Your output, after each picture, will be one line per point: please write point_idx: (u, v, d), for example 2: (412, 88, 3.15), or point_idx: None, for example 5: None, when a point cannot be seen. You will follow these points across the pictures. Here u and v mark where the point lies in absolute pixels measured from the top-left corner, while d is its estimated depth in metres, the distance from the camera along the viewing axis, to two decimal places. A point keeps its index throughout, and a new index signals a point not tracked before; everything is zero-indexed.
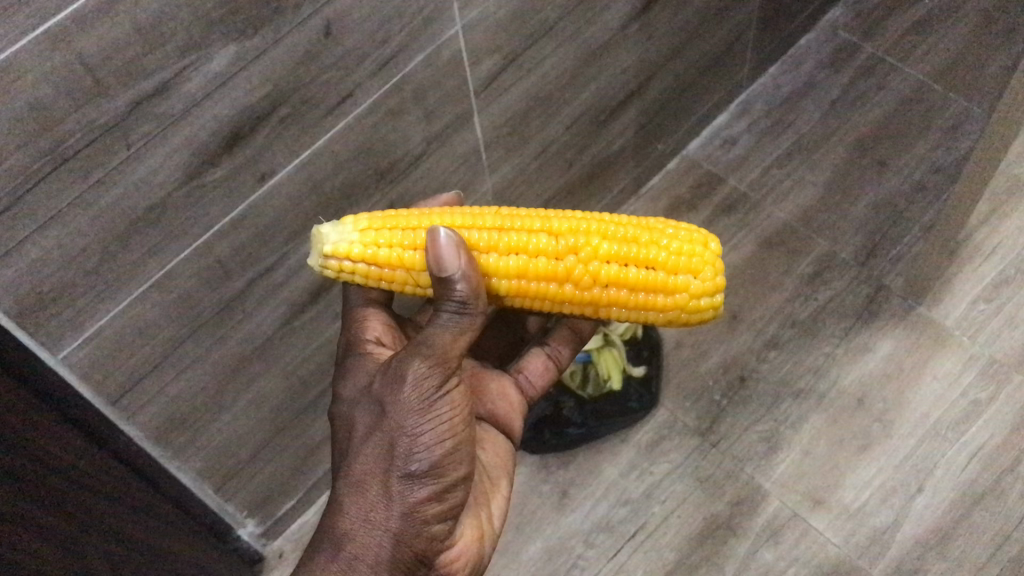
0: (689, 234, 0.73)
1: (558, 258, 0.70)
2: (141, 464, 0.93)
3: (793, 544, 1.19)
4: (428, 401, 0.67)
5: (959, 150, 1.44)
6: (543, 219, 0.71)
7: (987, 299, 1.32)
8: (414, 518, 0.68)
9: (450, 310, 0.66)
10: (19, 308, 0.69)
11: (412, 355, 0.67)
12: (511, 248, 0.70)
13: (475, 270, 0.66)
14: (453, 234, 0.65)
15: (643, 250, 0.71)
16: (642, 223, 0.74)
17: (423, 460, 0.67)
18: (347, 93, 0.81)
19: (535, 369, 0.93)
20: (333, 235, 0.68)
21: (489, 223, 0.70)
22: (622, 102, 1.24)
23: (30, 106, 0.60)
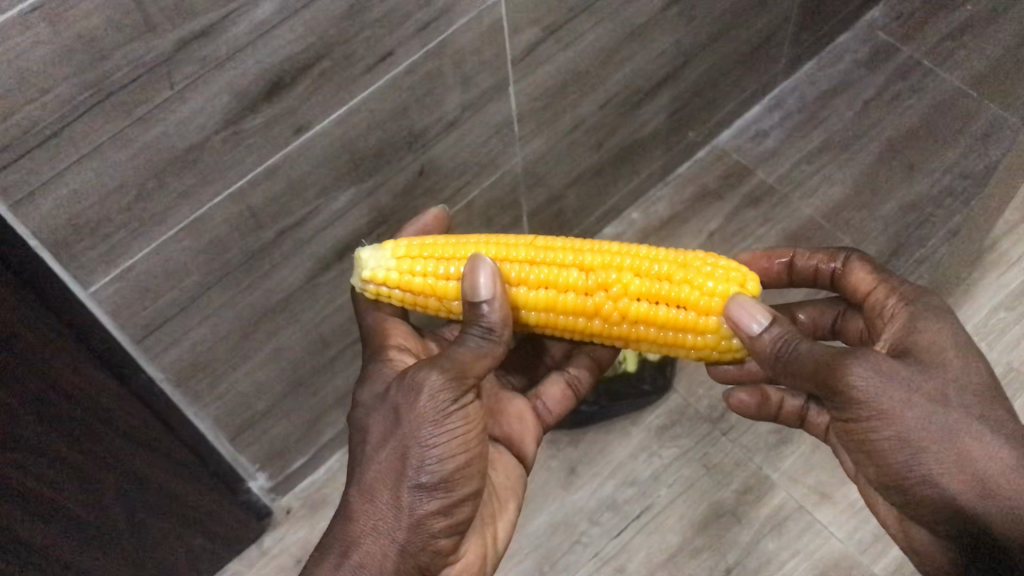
0: (729, 272, 0.74)
1: (587, 293, 0.76)
2: (158, 405, 0.94)
3: (796, 535, 1.19)
4: (443, 414, 0.70)
5: (990, 157, 1.43)
6: (577, 254, 0.76)
7: (1010, 307, 1.34)
8: (420, 530, 0.70)
9: (476, 334, 0.73)
10: (55, 238, 0.71)
11: (430, 369, 0.71)
12: (541, 281, 0.76)
13: (504, 300, 0.73)
14: (492, 268, 0.73)
15: (673, 291, 0.74)
16: (681, 257, 0.76)
17: (435, 473, 0.69)
18: (387, 52, 0.82)
19: (552, 399, 0.94)
20: (371, 263, 0.78)
21: (522, 257, 0.76)
22: (657, 86, 1.24)
23: (79, 36, 0.61)
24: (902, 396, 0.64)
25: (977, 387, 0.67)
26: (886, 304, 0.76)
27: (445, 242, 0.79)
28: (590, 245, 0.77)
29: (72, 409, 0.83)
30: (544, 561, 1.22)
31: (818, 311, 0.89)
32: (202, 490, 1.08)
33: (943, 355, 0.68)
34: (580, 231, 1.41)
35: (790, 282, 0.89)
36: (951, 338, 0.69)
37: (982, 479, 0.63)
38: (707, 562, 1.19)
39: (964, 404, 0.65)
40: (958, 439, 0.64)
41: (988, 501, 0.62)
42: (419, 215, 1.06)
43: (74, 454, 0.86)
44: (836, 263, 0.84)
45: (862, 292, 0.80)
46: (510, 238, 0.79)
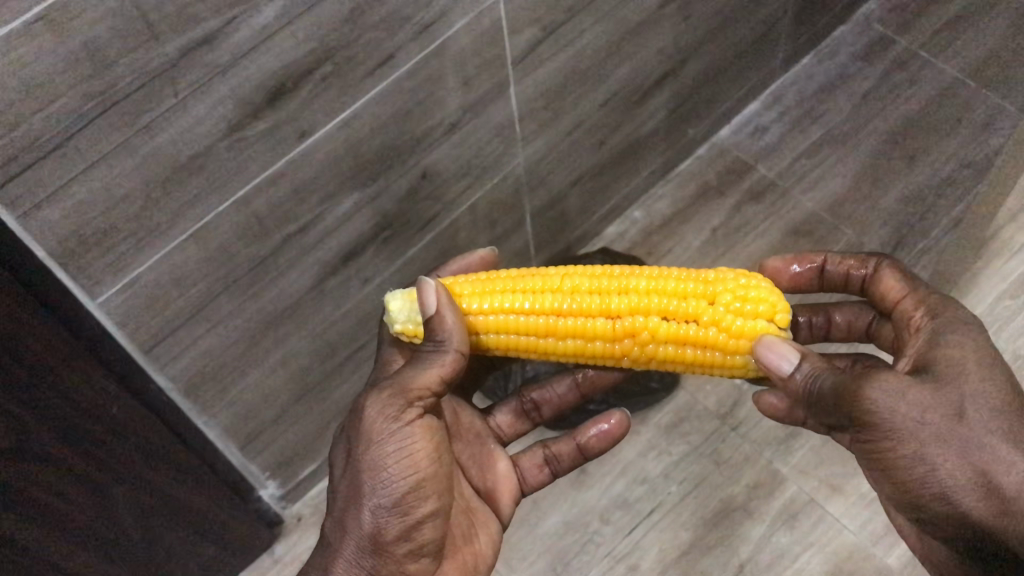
0: (757, 306, 0.73)
1: (615, 339, 0.77)
2: (169, 414, 0.94)
3: (808, 529, 1.19)
4: (385, 433, 0.72)
5: (990, 146, 1.43)
6: (602, 297, 0.76)
7: (1014, 296, 1.34)
8: (381, 554, 0.72)
9: (429, 348, 0.74)
10: (62, 250, 0.71)
11: (377, 394, 0.74)
12: (571, 330, 0.77)
13: (456, 321, 0.74)
14: (438, 287, 0.74)
15: (699, 333, 0.75)
16: (708, 288, 0.75)
17: (384, 495, 0.71)
18: (389, 55, 0.82)
19: (528, 468, 0.95)
20: (400, 316, 0.78)
21: (548, 308, 0.76)
22: (656, 83, 1.25)
23: (83, 46, 0.61)
24: (914, 413, 0.63)
25: (995, 399, 0.64)
26: (914, 315, 0.75)
27: (470, 287, 0.79)
28: (615, 283, 0.76)
29: (83, 419, 0.83)
30: (557, 561, 1.21)
31: (854, 312, 0.87)
32: (213, 499, 1.08)
33: (963, 366, 0.66)
34: (583, 231, 1.41)
35: (821, 286, 0.86)
36: (972, 348, 0.67)
37: (997, 494, 0.61)
38: (721, 558, 1.19)
39: (982, 417, 0.63)
40: (971, 454, 0.62)
41: (1004, 516, 0.61)
42: (424, 218, 1.06)
43: (86, 465, 0.86)
44: (867, 268, 0.82)
45: (891, 301, 0.78)
46: (533, 280, 0.77)
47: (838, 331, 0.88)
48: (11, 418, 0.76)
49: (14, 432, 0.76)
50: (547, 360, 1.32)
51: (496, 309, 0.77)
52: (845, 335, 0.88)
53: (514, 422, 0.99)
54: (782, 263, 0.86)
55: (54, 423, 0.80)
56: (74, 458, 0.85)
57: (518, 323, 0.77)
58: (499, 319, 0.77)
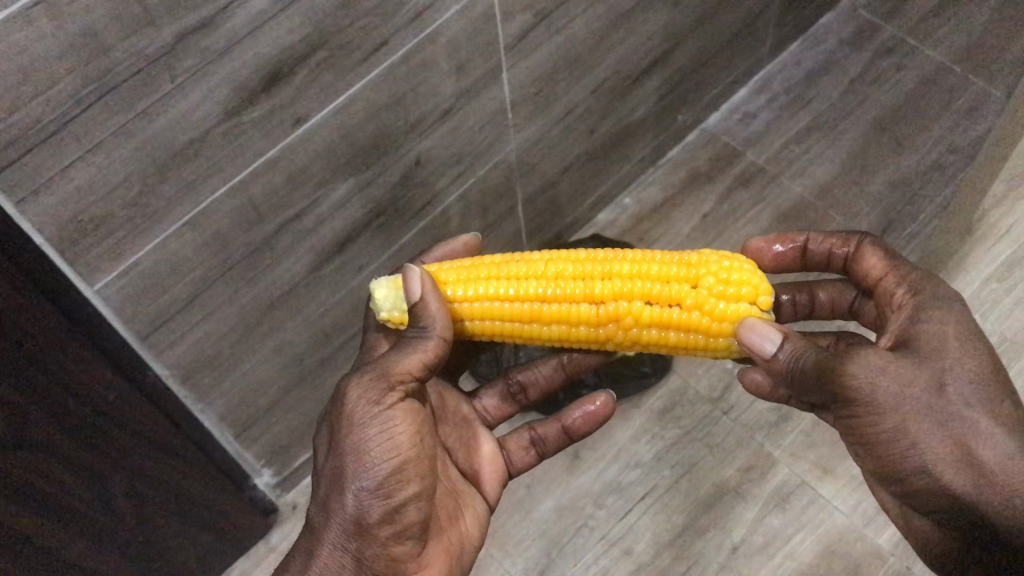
0: (740, 288, 0.74)
1: (599, 324, 0.77)
2: (165, 402, 0.94)
3: (800, 511, 1.20)
4: (367, 417, 0.73)
5: (977, 131, 1.44)
6: (586, 282, 0.76)
7: (1000, 279, 1.35)
8: (365, 536, 0.73)
9: (413, 333, 0.76)
10: (60, 236, 0.71)
11: (360, 379, 0.75)
12: (555, 316, 0.77)
13: (439, 307, 0.75)
14: (423, 274, 0.76)
15: (682, 316, 0.76)
16: (692, 270, 0.75)
17: (366, 477, 0.71)
18: (383, 41, 0.82)
19: (514, 450, 0.96)
20: (386, 303, 0.77)
21: (533, 294, 0.77)
22: (646, 70, 1.25)
23: (81, 31, 0.61)
24: (894, 388, 0.64)
25: (976, 374, 0.64)
26: (895, 293, 0.75)
27: (455, 274, 0.79)
28: (599, 267, 0.77)
29: (80, 406, 0.83)
30: (552, 546, 1.22)
31: (837, 290, 0.87)
32: (208, 487, 1.08)
33: (943, 340, 0.66)
34: (573, 218, 1.42)
35: (804, 265, 0.87)
36: (953, 324, 0.67)
37: (979, 467, 0.61)
38: (714, 540, 1.20)
39: (963, 391, 0.63)
40: (952, 428, 0.63)
41: (986, 489, 0.61)
42: (417, 205, 1.06)
43: (82, 451, 0.86)
44: (849, 247, 0.82)
45: (873, 279, 0.78)
46: (518, 265, 0.78)
47: (821, 309, 0.88)
48: (10, 404, 0.76)
49: (13, 416, 0.77)
50: (539, 347, 1.33)
51: (481, 296, 0.78)
52: (828, 313, 0.88)
53: (500, 405, 0.99)
54: (765, 243, 0.86)
55: (51, 409, 0.80)
56: (70, 445, 0.85)
57: (504, 310, 0.78)
58: (484, 306, 0.78)
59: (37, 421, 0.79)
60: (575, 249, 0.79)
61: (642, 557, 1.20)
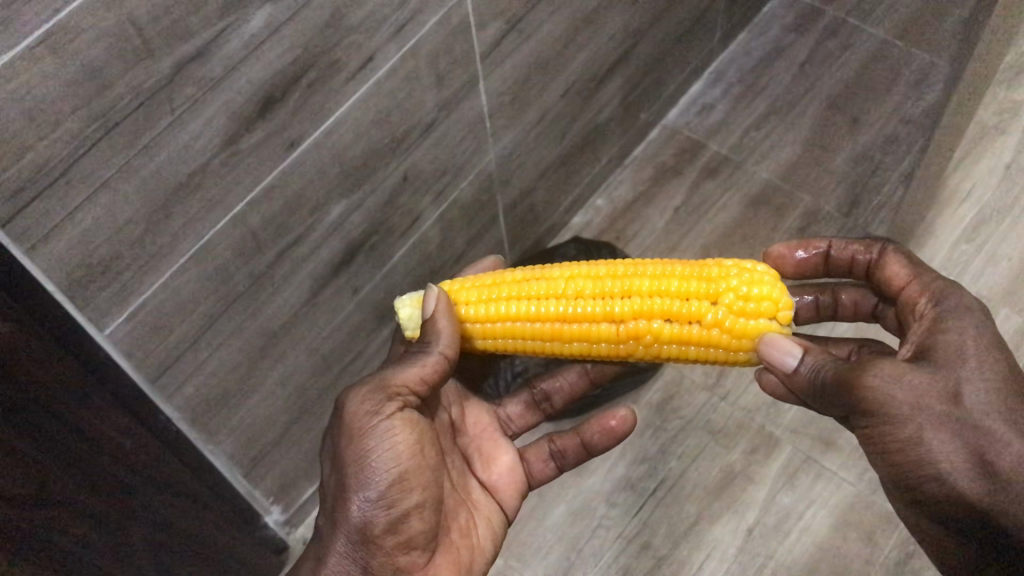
0: (761, 304, 0.72)
1: (620, 341, 0.77)
2: (178, 445, 0.93)
3: (809, 486, 1.22)
4: (365, 427, 0.72)
5: (926, 101, 1.49)
6: (605, 300, 0.76)
7: (969, 239, 1.39)
8: (369, 547, 0.71)
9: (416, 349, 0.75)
10: (70, 282, 0.70)
11: (359, 390, 0.74)
12: (576, 333, 0.78)
13: (450, 327, 0.76)
14: (439, 294, 0.77)
15: (701, 332, 0.74)
16: (711, 288, 0.73)
17: (369, 486, 0.70)
18: (368, 58, 0.82)
19: (533, 461, 0.95)
20: (411, 322, 0.81)
21: (554, 314, 0.77)
22: (609, 70, 1.27)
23: (84, 67, 0.60)
24: (912, 400, 0.61)
25: (993, 379, 0.61)
26: (918, 302, 0.72)
27: (477, 293, 0.81)
28: (619, 285, 0.76)
29: (115, 468, 0.82)
30: (570, 549, 1.22)
31: (860, 292, 0.87)
32: (224, 531, 1.06)
33: (962, 350, 0.62)
34: (550, 224, 1.43)
35: (827, 271, 0.86)
36: (973, 333, 0.63)
37: (996, 476, 0.58)
38: (729, 524, 1.21)
39: (981, 400, 0.60)
40: (971, 437, 0.59)
41: (1002, 496, 0.57)
42: (404, 223, 1.06)
43: (124, 518, 0.85)
44: (874, 253, 0.81)
45: (897, 286, 0.76)
46: (538, 284, 0.78)
47: (845, 310, 0.88)
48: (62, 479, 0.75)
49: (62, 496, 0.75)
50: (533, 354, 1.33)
51: (501, 317, 0.79)
52: (852, 315, 0.89)
53: (526, 414, 1.00)
54: (787, 249, 0.86)
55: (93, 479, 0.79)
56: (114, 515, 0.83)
57: (529, 331, 0.79)
58: (506, 325, 0.80)
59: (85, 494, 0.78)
60: (596, 263, 0.79)
61: (660, 551, 1.20)
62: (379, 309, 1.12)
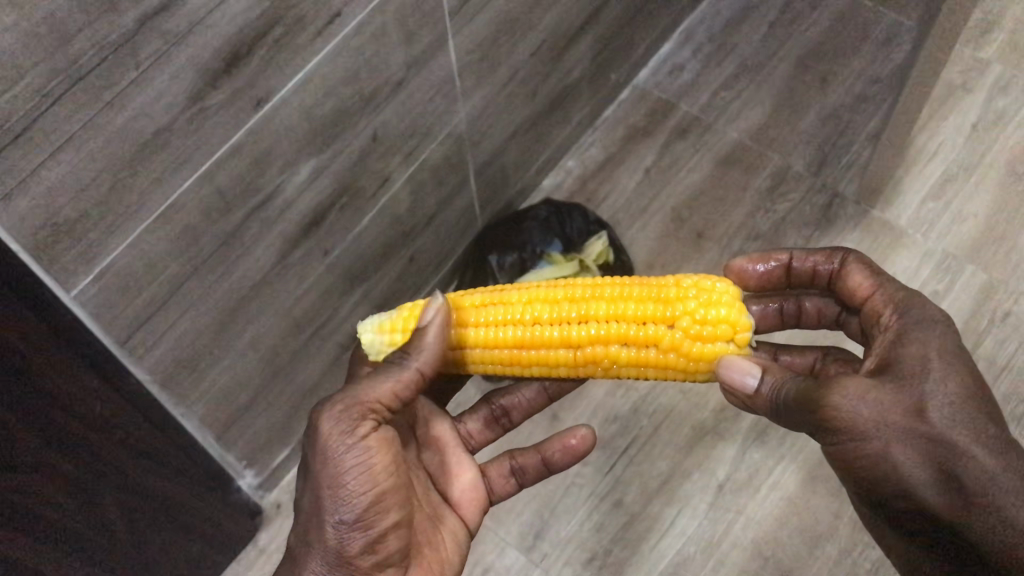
0: (717, 326, 0.71)
1: (578, 365, 0.77)
2: (150, 410, 0.92)
3: (778, 442, 1.25)
4: (340, 451, 0.70)
5: (895, 60, 1.50)
6: (562, 326, 0.75)
7: (936, 198, 1.41)
8: (345, 567, 0.72)
9: (393, 364, 0.73)
10: (35, 239, 0.69)
11: (333, 408, 0.71)
12: (536, 358, 0.77)
13: (439, 341, 0.74)
14: (437, 303, 0.74)
15: (658, 356, 0.74)
16: (668, 310, 0.73)
17: (344, 514, 0.70)
18: (335, 14, 0.81)
19: (495, 479, 0.93)
20: (372, 349, 0.79)
21: (512, 340, 0.76)
22: (580, 29, 1.26)
23: (44, 19, 0.59)
24: (876, 417, 0.61)
25: (954, 395, 0.62)
26: (882, 315, 0.72)
27: None
28: (575, 309, 0.75)
29: (79, 428, 0.82)
30: (543, 509, 1.24)
31: (823, 301, 0.87)
32: (198, 495, 1.06)
33: (924, 364, 0.63)
34: (521, 186, 1.42)
35: (788, 282, 0.85)
36: (936, 347, 0.64)
37: (960, 491, 0.60)
38: (700, 481, 1.23)
39: (945, 415, 0.61)
40: (936, 453, 0.60)
41: (965, 511, 0.60)
42: (375, 184, 1.05)
43: (85, 473, 0.85)
44: (834, 263, 0.80)
45: (859, 298, 0.76)
46: (495, 309, 0.77)
47: (809, 317, 0.89)
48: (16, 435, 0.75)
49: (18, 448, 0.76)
50: None
51: (461, 344, 0.78)
52: (816, 321, 0.89)
53: (484, 430, 0.96)
54: (747, 263, 0.84)
55: (54, 435, 0.79)
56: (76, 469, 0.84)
57: (488, 356, 0.79)
58: (465, 352, 0.79)
59: (45, 447, 0.79)
60: (553, 286, 0.77)
61: (633, 508, 1.22)
62: (350, 272, 1.12)
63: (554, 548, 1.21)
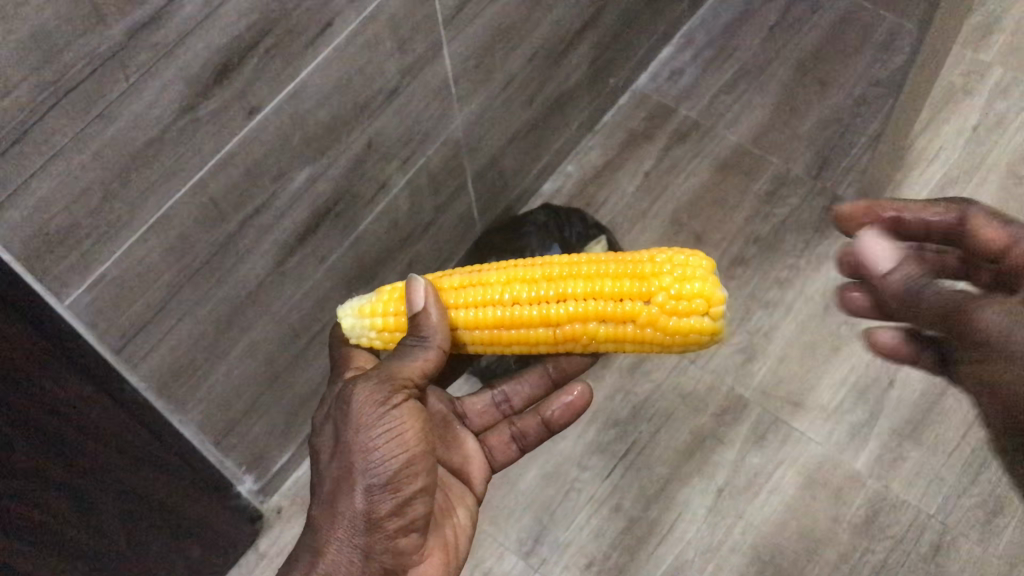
0: (693, 301, 0.71)
1: (557, 342, 0.77)
2: (147, 417, 0.93)
3: (778, 447, 1.25)
4: (376, 414, 0.69)
5: (895, 64, 1.50)
6: (541, 305, 0.75)
7: (936, 201, 1.40)
8: (374, 533, 0.70)
9: (414, 341, 0.74)
10: (28, 250, 0.69)
11: (364, 380, 0.71)
12: (516, 337, 0.77)
13: (442, 319, 0.74)
14: (425, 284, 0.75)
15: (635, 330, 0.74)
16: (644, 283, 0.73)
17: (374, 475, 0.69)
18: (326, 24, 0.81)
19: (496, 446, 0.94)
20: (353, 332, 0.80)
21: (492, 320, 0.76)
22: (577, 34, 1.26)
23: (32, 33, 0.59)
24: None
25: None
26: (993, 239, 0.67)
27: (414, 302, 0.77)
28: (552, 288, 0.74)
29: (77, 437, 0.83)
30: (543, 514, 1.24)
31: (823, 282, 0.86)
32: (198, 501, 1.07)
33: None
34: (520, 191, 1.43)
35: None
36: None
37: None
38: (699, 485, 1.23)
39: None
40: None
41: None
42: (371, 190, 1.06)
43: (85, 483, 0.86)
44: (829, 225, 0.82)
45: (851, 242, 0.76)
46: (474, 291, 0.76)
47: None
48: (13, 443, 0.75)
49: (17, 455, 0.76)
50: None
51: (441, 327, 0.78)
52: None
53: (484, 411, 0.96)
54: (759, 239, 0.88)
55: (53, 444, 0.80)
56: (74, 478, 0.84)
57: (467, 336, 0.78)
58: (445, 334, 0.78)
59: (44, 455, 0.79)
60: (530, 265, 0.77)
61: (632, 512, 1.23)
62: (347, 278, 1.12)
63: (553, 552, 1.21)
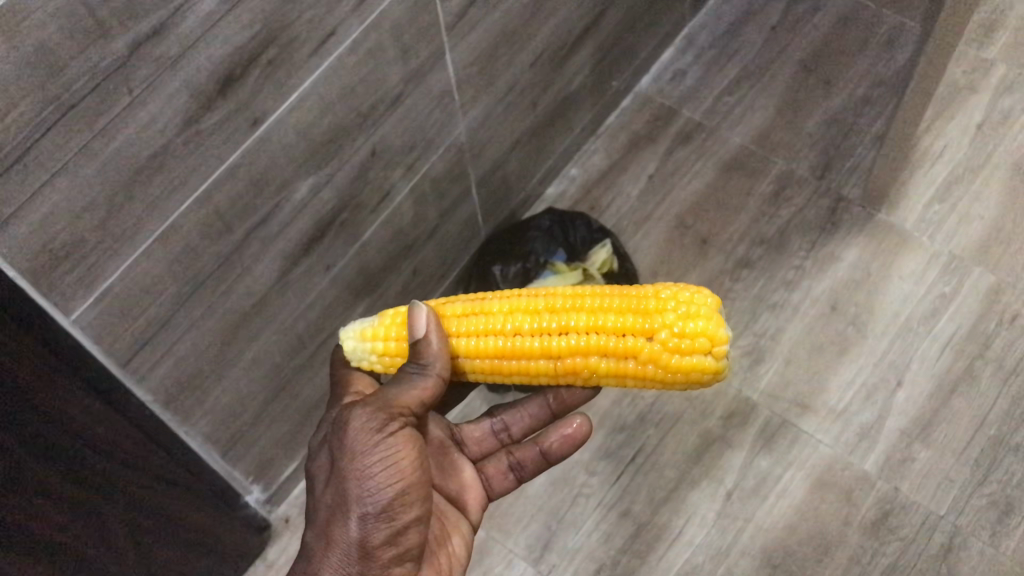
0: (696, 340, 0.71)
1: (557, 376, 0.76)
2: (153, 429, 0.92)
3: (786, 450, 1.25)
4: (371, 442, 0.69)
5: (898, 62, 1.50)
6: (542, 337, 0.74)
7: (942, 200, 1.40)
8: (367, 561, 0.69)
9: (413, 369, 0.73)
10: (33, 266, 0.69)
11: (361, 408, 0.71)
12: (516, 368, 0.76)
13: (444, 349, 0.74)
14: (428, 312, 0.75)
15: (637, 367, 0.74)
16: (648, 320, 0.72)
17: (370, 503, 0.68)
18: (329, 33, 0.81)
19: (493, 476, 0.93)
20: (355, 355, 0.80)
21: (493, 350, 0.76)
22: (579, 38, 1.26)
23: (35, 49, 0.59)
24: None
25: None
26: None
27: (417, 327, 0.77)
28: (555, 320, 0.74)
29: (85, 451, 0.82)
30: (551, 520, 1.23)
31: None
32: (204, 513, 1.07)
33: None
34: (524, 195, 1.42)
35: None
36: None
37: None
38: (708, 490, 1.23)
39: None
40: None
41: None
42: (376, 198, 1.05)
43: (95, 498, 0.86)
44: None
45: None
46: (476, 320, 0.76)
47: None
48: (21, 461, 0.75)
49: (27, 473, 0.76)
50: None
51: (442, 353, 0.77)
52: None
53: (482, 439, 0.94)
54: None
55: (61, 460, 0.80)
56: (84, 494, 0.84)
57: (467, 365, 0.78)
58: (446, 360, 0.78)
59: (53, 471, 0.79)
60: (534, 295, 0.76)
61: (640, 517, 1.22)
62: (352, 287, 1.12)
63: (562, 558, 1.21)
